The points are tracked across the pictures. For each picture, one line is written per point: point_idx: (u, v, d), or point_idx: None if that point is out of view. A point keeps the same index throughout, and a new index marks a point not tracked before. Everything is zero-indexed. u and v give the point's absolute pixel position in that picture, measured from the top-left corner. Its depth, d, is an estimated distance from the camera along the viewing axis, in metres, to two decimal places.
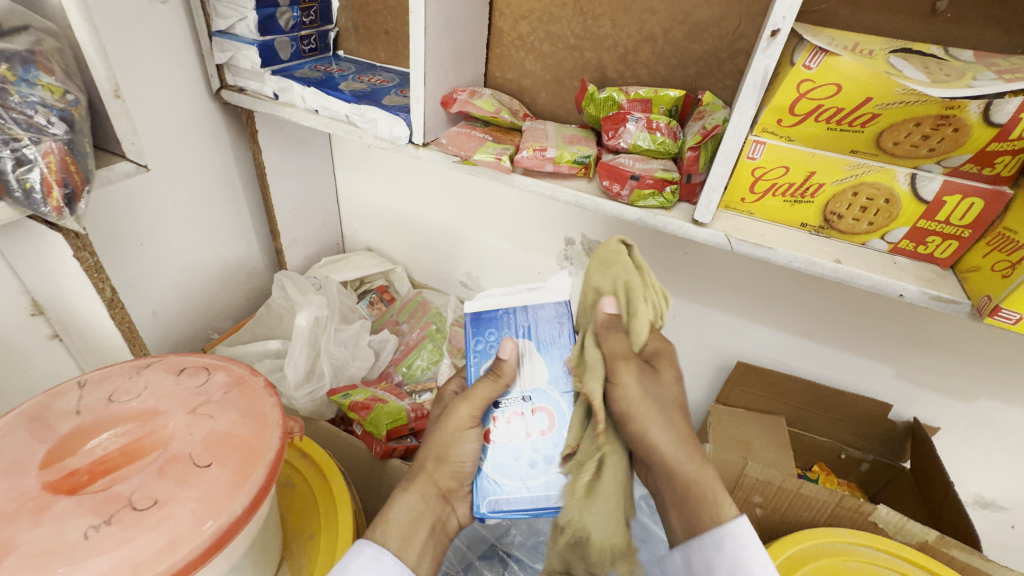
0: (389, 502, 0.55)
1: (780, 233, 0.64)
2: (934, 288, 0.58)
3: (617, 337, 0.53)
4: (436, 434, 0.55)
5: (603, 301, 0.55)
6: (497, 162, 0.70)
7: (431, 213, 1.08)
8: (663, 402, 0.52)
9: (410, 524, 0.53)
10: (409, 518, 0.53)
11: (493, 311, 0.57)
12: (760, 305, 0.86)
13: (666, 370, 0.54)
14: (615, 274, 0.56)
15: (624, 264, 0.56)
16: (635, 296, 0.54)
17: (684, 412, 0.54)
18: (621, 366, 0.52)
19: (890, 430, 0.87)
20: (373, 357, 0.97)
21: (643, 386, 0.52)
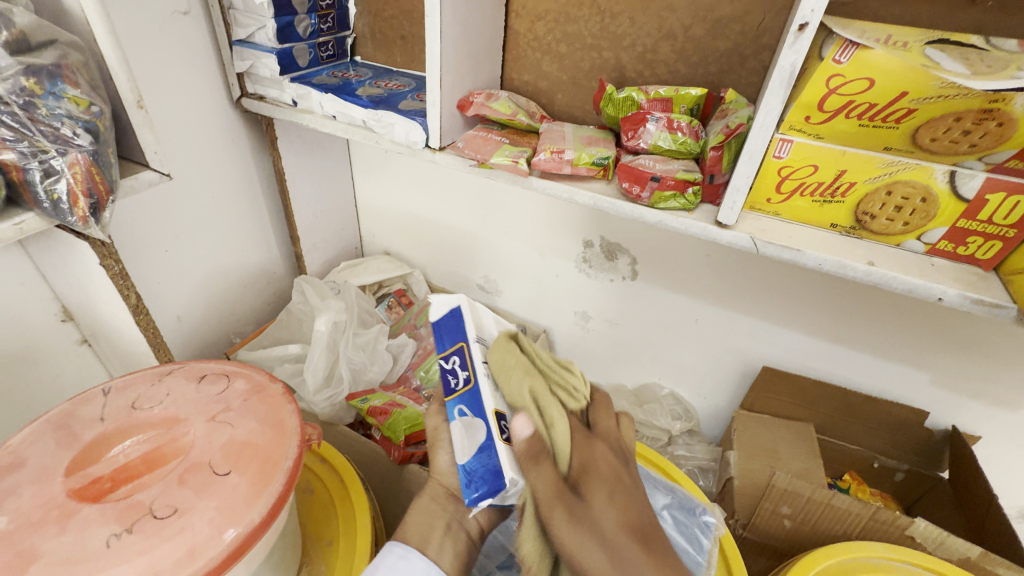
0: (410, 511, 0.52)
1: (808, 234, 0.61)
2: (975, 291, 0.55)
3: (543, 468, 0.42)
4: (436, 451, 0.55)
5: (515, 423, 0.44)
6: (513, 166, 0.69)
7: (449, 217, 1.08)
8: (603, 533, 0.40)
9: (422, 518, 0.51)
10: (424, 517, 0.51)
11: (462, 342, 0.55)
12: (786, 309, 0.84)
13: (599, 496, 0.42)
14: (515, 378, 0.48)
15: (514, 366, 0.49)
16: (545, 401, 0.46)
17: (644, 538, 0.40)
18: (551, 519, 0.40)
19: (927, 439, 0.83)
20: (391, 361, 0.96)
21: (576, 530, 0.39)
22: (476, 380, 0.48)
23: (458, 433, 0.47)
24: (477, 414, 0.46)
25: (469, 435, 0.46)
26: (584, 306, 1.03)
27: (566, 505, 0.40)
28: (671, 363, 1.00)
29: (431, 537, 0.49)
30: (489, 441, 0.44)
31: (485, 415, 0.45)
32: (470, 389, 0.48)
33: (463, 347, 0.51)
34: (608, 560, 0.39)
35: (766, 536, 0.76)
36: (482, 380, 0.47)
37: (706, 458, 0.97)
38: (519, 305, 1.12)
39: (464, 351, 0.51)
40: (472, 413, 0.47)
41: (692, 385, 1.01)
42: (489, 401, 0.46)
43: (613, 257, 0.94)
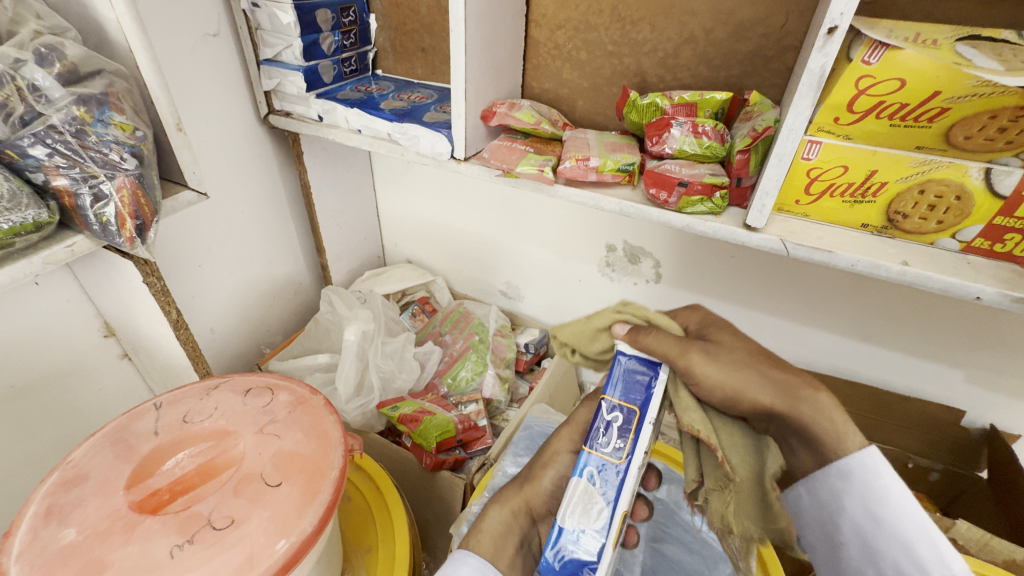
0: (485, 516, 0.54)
1: (838, 235, 0.61)
2: (1013, 289, 0.54)
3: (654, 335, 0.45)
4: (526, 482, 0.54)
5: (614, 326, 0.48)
6: (539, 174, 0.69)
7: (470, 225, 1.10)
8: (744, 365, 0.44)
9: (499, 538, 0.51)
10: (500, 529, 0.52)
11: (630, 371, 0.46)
12: (816, 309, 0.83)
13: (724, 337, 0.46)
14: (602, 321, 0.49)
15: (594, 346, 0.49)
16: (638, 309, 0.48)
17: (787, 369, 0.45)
18: (694, 361, 0.43)
19: (961, 437, 0.82)
20: (418, 369, 0.96)
21: (719, 365, 0.43)
22: (626, 466, 0.44)
23: (575, 491, 0.45)
24: (610, 500, 0.43)
25: (586, 503, 0.44)
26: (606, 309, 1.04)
27: (703, 347, 0.44)
28: None
29: (502, 554, 0.50)
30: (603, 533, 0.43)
31: (614, 513, 0.43)
32: (617, 466, 0.44)
33: (634, 414, 0.45)
34: (753, 376, 0.43)
35: None
36: (634, 469, 0.43)
37: None
38: (541, 310, 1.13)
39: (634, 420, 0.45)
40: (602, 491, 0.44)
41: None
42: (625, 499, 0.43)
43: (636, 261, 0.94)
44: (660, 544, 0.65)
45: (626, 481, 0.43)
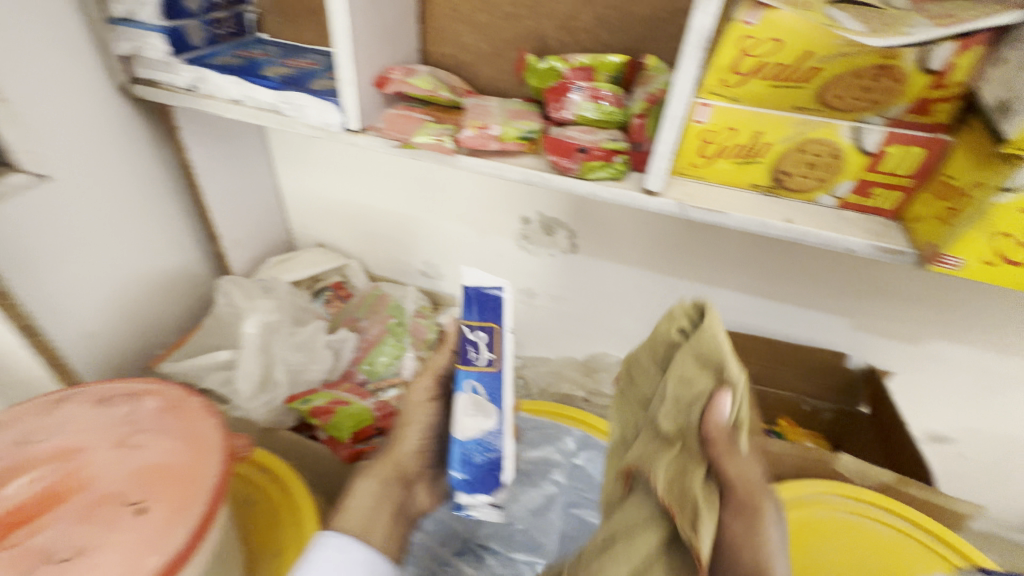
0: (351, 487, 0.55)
1: (730, 196, 0.63)
2: (881, 239, 0.58)
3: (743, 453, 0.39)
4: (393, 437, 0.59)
5: (722, 397, 0.40)
6: (438, 144, 0.66)
7: (381, 203, 1.04)
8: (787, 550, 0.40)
9: (374, 507, 0.52)
10: (371, 503, 0.52)
11: (479, 295, 0.57)
12: (720, 269, 0.87)
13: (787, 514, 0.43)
14: (731, 360, 0.41)
15: (698, 342, 0.43)
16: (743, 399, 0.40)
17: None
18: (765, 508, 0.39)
19: (847, 377, 0.90)
20: (332, 357, 0.91)
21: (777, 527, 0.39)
22: (500, 368, 0.55)
23: (465, 407, 0.54)
24: (495, 401, 0.54)
25: (478, 412, 0.54)
26: (527, 282, 1.03)
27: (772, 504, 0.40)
28: (616, 331, 1.03)
29: (374, 529, 0.50)
30: (498, 431, 0.54)
31: (503, 407, 0.54)
32: (493, 371, 0.54)
33: (494, 329, 0.55)
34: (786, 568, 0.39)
35: None
36: (507, 367, 0.55)
37: None
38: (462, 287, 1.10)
39: (494, 334, 0.55)
40: (484, 396, 0.54)
41: None
42: (507, 395, 0.54)
43: (551, 232, 0.94)
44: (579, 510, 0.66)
45: (502, 381, 0.54)
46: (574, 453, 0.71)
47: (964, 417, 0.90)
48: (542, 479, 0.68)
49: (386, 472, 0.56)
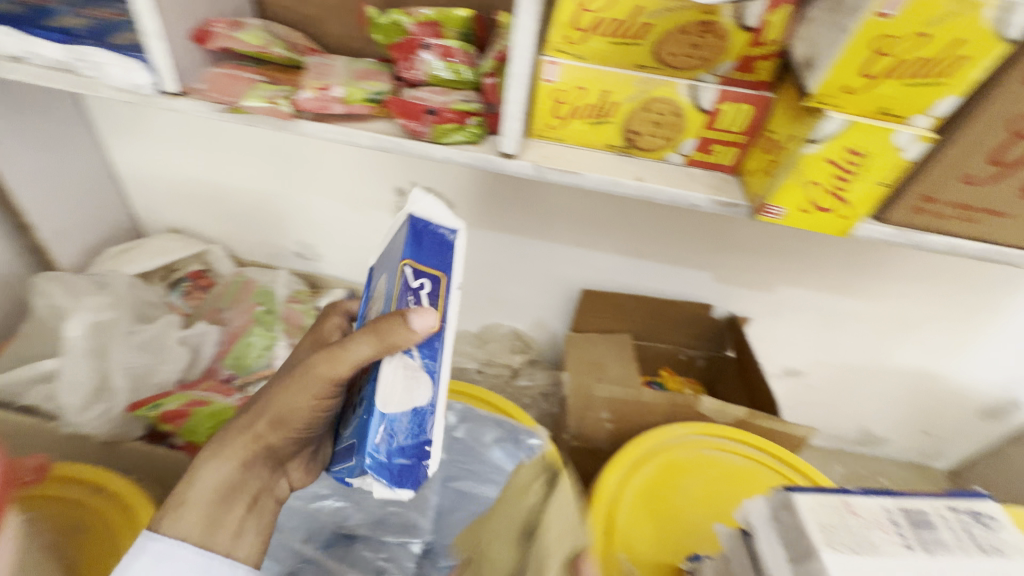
0: (203, 461, 0.50)
1: (587, 157, 0.63)
2: (720, 194, 0.61)
3: None
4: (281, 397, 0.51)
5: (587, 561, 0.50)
6: (271, 108, 0.59)
7: (239, 180, 0.94)
8: None
9: (217, 502, 0.48)
10: (216, 488, 0.48)
11: (425, 224, 0.47)
12: (595, 232, 0.88)
13: None
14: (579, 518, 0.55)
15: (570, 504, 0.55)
16: None
17: None
18: None
19: (713, 326, 0.97)
20: (189, 355, 0.82)
21: None
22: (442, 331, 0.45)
23: (396, 371, 0.43)
24: (432, 370, 0.44)
25: (407, 382, 0.43)
26: None
27: None
28: (505, 300, 1.03)
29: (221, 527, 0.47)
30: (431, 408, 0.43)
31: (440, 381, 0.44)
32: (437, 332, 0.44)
33: (441, 278, 0.46)
34: None
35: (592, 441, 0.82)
36: (451, 333, 0.46)
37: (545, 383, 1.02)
38: (344, 267, 1.04)
39: (442, 285, 0.46)
40: (419, 363, 0.44)
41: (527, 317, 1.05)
42: (445, 371, 0.45)
43: None
44: None
45: (444, 348, 0.45)
46: (455, 426, 0.68)
47: (809, 352, 1.01)
48: None
49: (246, 452, 0.50)
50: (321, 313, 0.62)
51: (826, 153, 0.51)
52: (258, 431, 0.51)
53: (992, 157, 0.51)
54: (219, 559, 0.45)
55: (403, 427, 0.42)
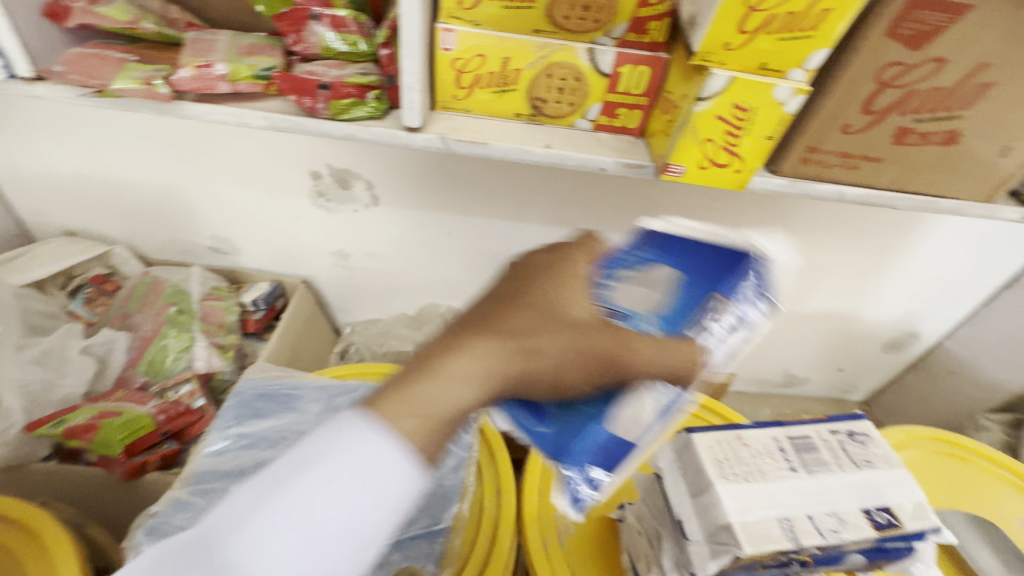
0: (430, 361, 0.34)
1: (496, 126, 0.63)
2: (627, 156, 0.62)
3: None
4: (573, 332, 0.37)
5: None
6: (148, 90, 0.54)
7: (137, 173, 0.87)
8: None
9: (424, 432, 0.33)
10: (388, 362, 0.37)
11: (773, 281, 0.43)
12: (522, 204, 0.88)
13: None
14: None
15: None
16: None
17: None
18: None
19: None
20: (95, 365, 0.77)
21: None
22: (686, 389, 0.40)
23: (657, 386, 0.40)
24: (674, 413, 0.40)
25: (636, 418, 0.40)
26: (336, 242, 0.96)
27: None
28: (440, 280, 1.02)
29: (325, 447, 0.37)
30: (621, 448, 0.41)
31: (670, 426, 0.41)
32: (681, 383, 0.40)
33: (721, 300, 0.42)
34: None
35: None
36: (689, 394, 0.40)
37: None
38: (267, 259, 0.99)
39: (721, 304, 0.42)
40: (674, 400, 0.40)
41: (463, 295, 1.05)
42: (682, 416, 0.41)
43: (347, 185, 0.87)
44: None
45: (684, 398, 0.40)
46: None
47: None
48: None
49: (503, 376, 0.34)
50: (564, 248, 0.41)
51: (716, 108, 0.53)
52: (508, 329, 0.35)
53: (864, 107, 0.55)
54: (370, 503, 0.31)
55: (605, 451, 0.41)
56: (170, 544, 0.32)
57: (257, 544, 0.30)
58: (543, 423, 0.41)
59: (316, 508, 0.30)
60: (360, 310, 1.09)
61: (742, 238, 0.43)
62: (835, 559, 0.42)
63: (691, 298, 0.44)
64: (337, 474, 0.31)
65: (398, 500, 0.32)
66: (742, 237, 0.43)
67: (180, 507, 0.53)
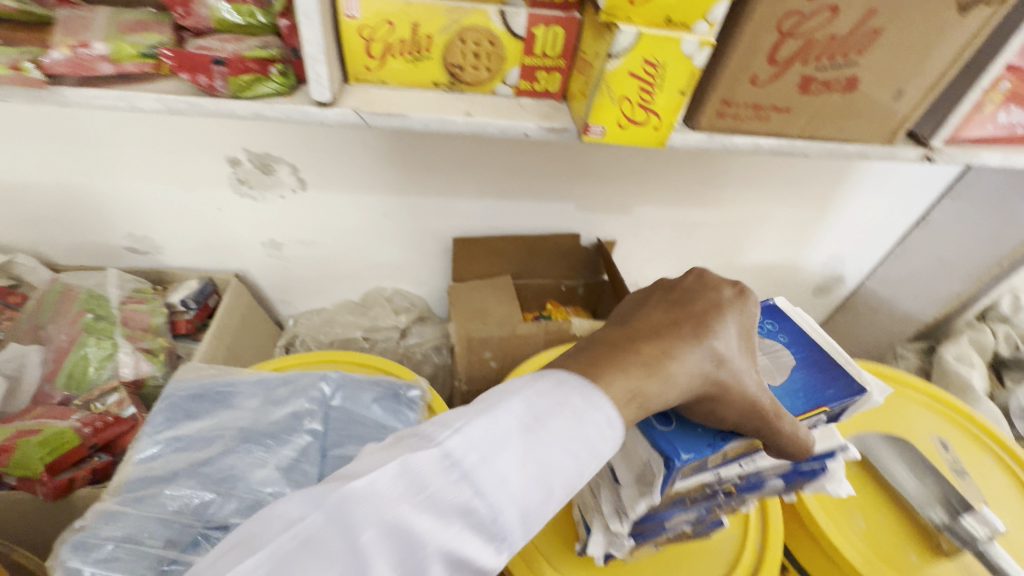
0: (672, 343, 0.42)
1: (413, 97, 0.61)
2: (549, 120, 0.62)
3: None
4: (743, 371, 0.43)
5: None
6: (16, 74, 0.50)
7: (30, 171, 0.79)
8: None
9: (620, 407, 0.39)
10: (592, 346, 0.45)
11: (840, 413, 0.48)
12: (456, 178, 0.87)
13: None
14: None
15: None
16: None
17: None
18: None
19: (586, 254, 1.01)
20: (7, 383, 0.72)
21: None
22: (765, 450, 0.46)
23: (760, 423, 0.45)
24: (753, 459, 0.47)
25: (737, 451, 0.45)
26: (266, 232, 0.92)
27: None
28: (381, 263, 1.00)
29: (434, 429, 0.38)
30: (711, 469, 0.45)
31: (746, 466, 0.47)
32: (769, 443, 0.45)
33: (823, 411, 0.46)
34: None
35: (482, 386, 0.85)
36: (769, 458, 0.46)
37: (436, 338, 1.03)
38: (193, 256, 0.94)
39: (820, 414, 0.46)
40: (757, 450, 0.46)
41: (407, 277, 1.04)
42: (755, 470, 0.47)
43: (269, 170, 0.82)
44: (340, 449, 0.60)
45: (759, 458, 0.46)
46: (330, 396, 0.65)
47: (671, 265, 1.11)
48: (294, 433, 0.60)
49: (686, 382, 0.41)
50: (747, 300, 0.47)
51: (628, 65, 0.53)
52: (720, 350, 0.43)
53: (769, 58, 0.57)
54: (570, 456, 0.38)
55: (695, 468, 0.43)
56: (407, 462, 0.36)
57: (503, 482, 0.36)
58: (664, 424, 0.44)
59: (553, 461, 0.37)
60: (303, 301, 1.06)
61: (852, 366, 0.48)
62: (756, 485, 0.50)
63: (809, 386, 0.47)
64: (574, 433, 0.38)
65: (595, 465, 0.39)
66: (853, 366, 0.48)
67: (110, 518, 0.50)
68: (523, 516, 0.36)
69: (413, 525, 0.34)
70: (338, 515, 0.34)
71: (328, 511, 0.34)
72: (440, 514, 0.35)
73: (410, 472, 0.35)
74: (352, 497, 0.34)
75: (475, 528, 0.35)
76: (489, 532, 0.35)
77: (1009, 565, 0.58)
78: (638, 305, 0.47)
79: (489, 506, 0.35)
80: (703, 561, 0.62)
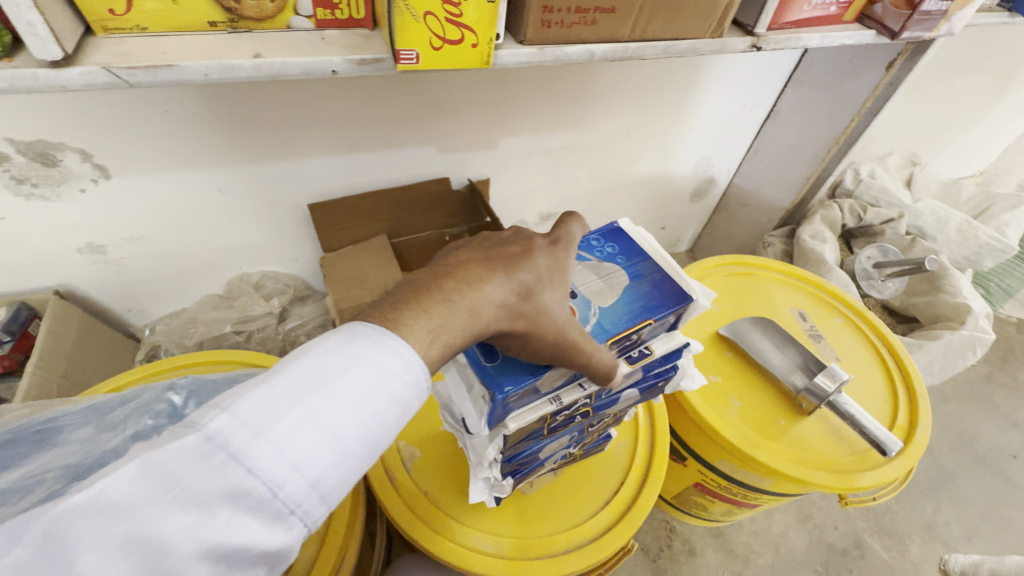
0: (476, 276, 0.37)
1: (186, 43, 0.50)
2: (358, 52, 0.54)
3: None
4: (556, 296, 0.40)
5: None
6: None
7: None
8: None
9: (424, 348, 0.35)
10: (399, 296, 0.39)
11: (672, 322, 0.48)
12: (291, 137, 0.77)
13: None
14: None
15: None
16: None
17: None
18: None
19: (461, 198, 0.96)
20: None
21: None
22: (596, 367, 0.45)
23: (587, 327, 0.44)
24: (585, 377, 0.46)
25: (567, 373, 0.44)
26: (76, 235, 0.77)
27: None
28: (235, 246, 0.89)
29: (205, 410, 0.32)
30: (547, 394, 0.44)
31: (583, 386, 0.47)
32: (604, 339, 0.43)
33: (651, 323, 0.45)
34: None
35: None
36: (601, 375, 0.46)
37: (317, 314, 0.98)
38: None
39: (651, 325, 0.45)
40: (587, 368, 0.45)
41: (271, 256, 0.94)
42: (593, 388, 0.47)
43: (52, 162, 0.68)
44: None
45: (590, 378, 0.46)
46: (183, 405, 0.58)
47: (550, 194, 1.10)
48: None
49: (494, 315, 0.37)
50: (566, 235, 0.44)
51: None
52: (530, 281, 0.39)
53: None
54: (355, 416, 0.33)
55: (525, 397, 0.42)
56: (151, 457, 0.29)
57: (279, 452, 0.30)
58: (490, 359, 0.42)
59: (342, 420, 0.32)
60: (159, 307, 0.94)
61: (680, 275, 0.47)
62: (613, 400, 0.51)
63: (637, 297, 0.46)
64: (367, 385, 0.33)
65: (400, 417, 0.35)
66: (682, 276, 0.47)
67: None
68: (317, 485, 0.31)
69: (159, 530, 0.28)
70: (51, 541, 0.26)
71: (38, 540, 0.26)
72: (199, 509, 0.29)
73: (155, 467, 0.29)
74: (71, 516, 0.27)
75: (255, 511, 0.30)
76: (272, 514, 0.30)
77: (855, 410, 0.64)
78: (457, 246, 0.43)
79: (267, 485, 0.30)
80: (604, 476, 0.66)
